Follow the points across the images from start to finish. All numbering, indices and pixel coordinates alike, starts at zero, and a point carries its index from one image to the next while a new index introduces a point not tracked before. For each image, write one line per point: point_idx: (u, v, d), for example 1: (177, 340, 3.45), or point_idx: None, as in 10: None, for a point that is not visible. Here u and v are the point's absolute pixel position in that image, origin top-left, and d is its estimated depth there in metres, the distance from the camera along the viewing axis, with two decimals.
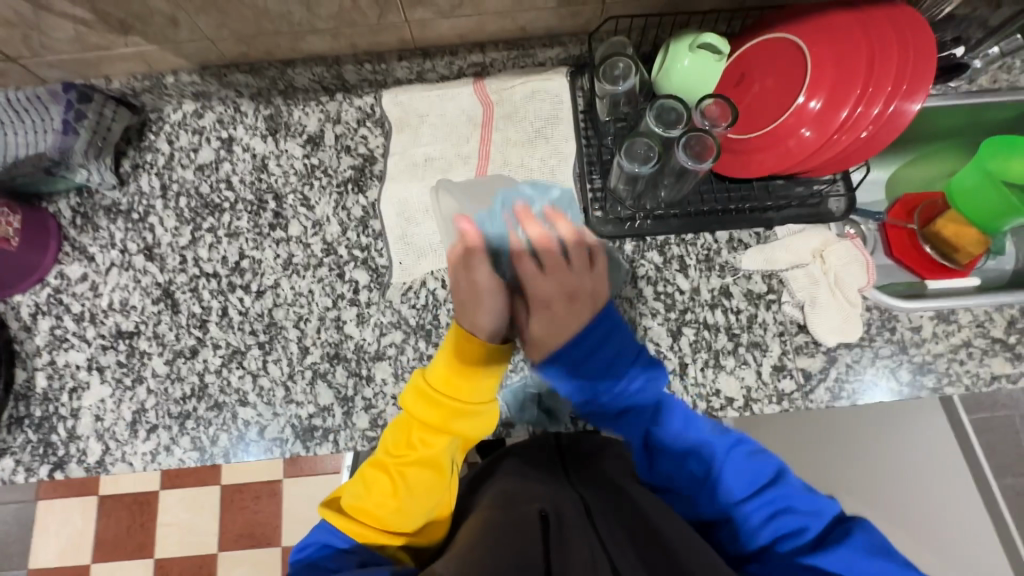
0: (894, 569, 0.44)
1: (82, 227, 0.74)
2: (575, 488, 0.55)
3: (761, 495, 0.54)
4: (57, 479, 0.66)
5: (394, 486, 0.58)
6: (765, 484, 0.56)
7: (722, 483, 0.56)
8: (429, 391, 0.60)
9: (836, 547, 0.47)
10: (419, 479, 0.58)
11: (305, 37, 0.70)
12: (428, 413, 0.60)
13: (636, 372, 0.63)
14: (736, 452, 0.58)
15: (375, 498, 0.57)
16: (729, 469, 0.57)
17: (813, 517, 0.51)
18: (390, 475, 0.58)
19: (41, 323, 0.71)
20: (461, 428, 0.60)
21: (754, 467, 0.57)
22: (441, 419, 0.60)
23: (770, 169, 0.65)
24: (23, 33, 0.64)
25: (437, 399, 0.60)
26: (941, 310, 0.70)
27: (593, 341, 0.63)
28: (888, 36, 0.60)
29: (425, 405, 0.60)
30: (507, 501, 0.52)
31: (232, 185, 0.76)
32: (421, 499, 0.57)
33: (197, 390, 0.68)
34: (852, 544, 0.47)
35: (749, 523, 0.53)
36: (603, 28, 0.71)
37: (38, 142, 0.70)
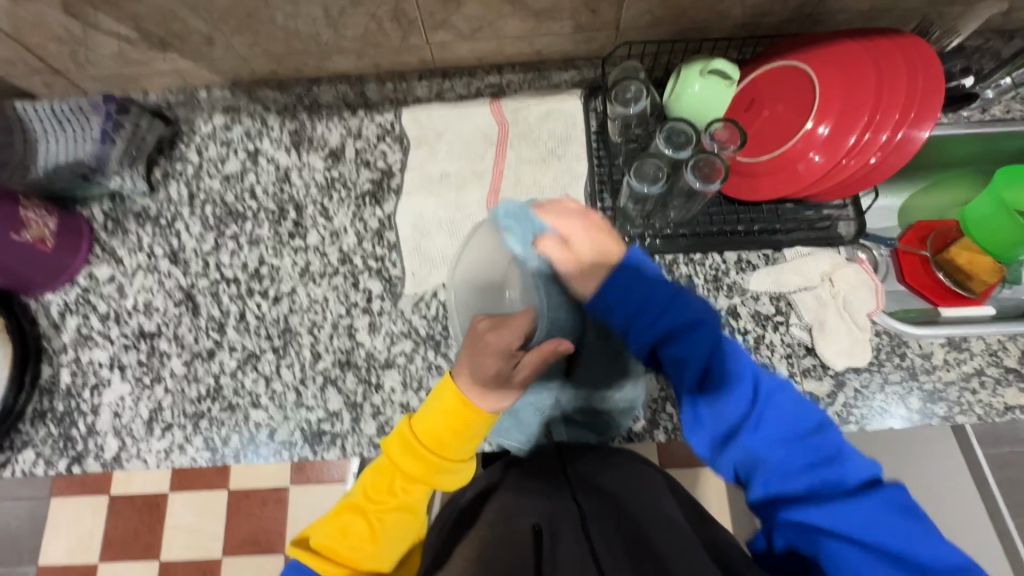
0: (922, 528, 0.43)
1: (113, 230, 0.78)
2: (574, 494, 0.55)
3: (805, 442, 0.50)
4: (75, 473, 0.69)
5: (371, 531, 0.57)
6: (807, 432, 0.51)
7: (763, 431, 0.51)
8: (415, 443, 0.58)
9: (860, 498, 0.45)
10: (395, 527, 0.57)
11: (332, 56, 0.73)
12: (411, 464, 0.58)
13: (687, 329, 0.55)
14: (781, 399, 0.53)
15: (350, 541, 0.56)
16: (770, 429, 0.51)
17: (852, 468, 0.48)
18: (365, 518, 0.58)
19: (69, 321, 0.74)
20: (443, 482, 0.59)
21: (797, 412, 0.52)
22: (426, 472, 0.58)
23: (779, 193, 0.66)
24: (71, 49, 0.68)
25: (421, 451, 0.58)
26: (952, 337, 0.70)
27: (635, 309, 0.57)
28: (896, 64, 0.61)
29: (409, 455, 0.58)
30: (505, 514, 0.53)
31: (255, 195, 0.79)
32: (399, 543, 0.58)
33: (212, 391, 0.70)
34: (884, 501, 0.45)
35: (789, 466, 0.49)
36: (616, 53, 0.74)
37: (77, 150, 0.74)
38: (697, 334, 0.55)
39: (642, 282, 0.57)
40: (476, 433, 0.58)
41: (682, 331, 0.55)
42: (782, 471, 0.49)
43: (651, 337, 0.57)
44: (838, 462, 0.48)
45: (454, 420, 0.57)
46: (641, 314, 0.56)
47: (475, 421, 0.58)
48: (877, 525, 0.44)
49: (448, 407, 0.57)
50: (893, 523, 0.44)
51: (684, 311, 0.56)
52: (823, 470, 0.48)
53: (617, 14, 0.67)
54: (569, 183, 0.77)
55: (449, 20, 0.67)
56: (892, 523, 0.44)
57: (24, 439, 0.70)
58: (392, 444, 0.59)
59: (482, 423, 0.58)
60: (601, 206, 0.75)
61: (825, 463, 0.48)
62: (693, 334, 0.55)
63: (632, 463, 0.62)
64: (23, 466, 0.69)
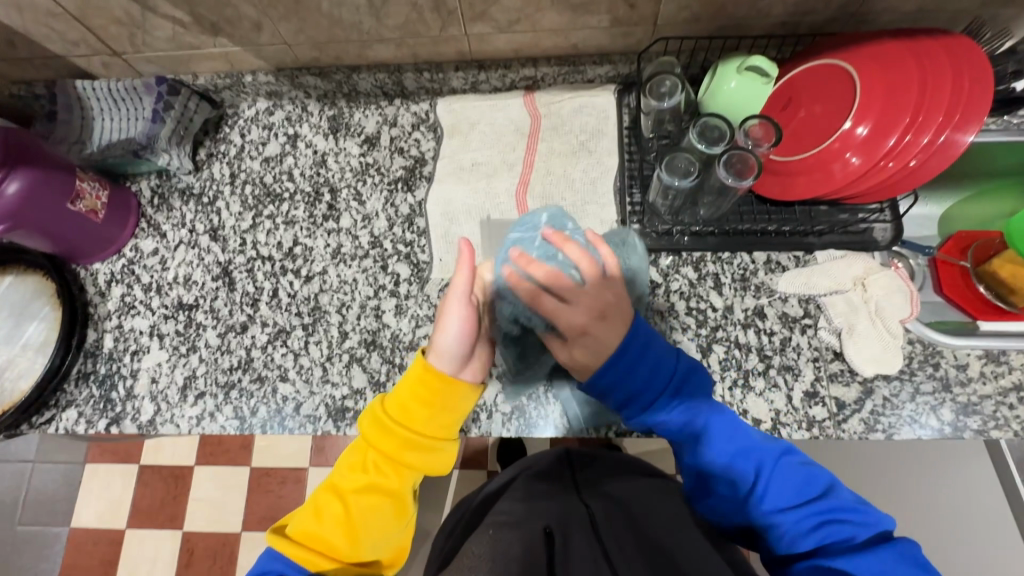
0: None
1: (159, 206, 0.82)
2: (582, 497, 0.62)
3: (810, 505, 0.51)
4: (112, 433, 0.72)
5: (348, 514, 0.58)
6: (813, 493, 0.52)
7: (772, 497, 0.53)
8: (385, 420, 0.60)
9: (874, 556, 0.46)
10: (371, 509, 0.58)
11: (372, 45, 0.75)
12: (383, 440, 0.59)
13: (675, 404, 0.58)
14: (785, 463, 0.55)
15: (327, 524, 0.58)
16: (774, 492, 0.53)
17: (861, 529, 0.49)
18: (342, 500, 0.59)
19: (114, 289, 0.78)
20: (417, 460, 0.59)
21: (804, 474, 0.54)
22: (397, 448, 0.59)
23: (813, 194, 0.66)
24: (130, 31, 0.72)
25: (392, 426, 0.59)
26: (990, 350, 0.67)
27: (634, 381, 0.57)
28: (943, 64, 0.59)
29: (381, 431, 0.60)
30: (524, 510, 0.59)
31: (293, 177, 0.82)
32: (376, 530, 0.58)
33: (243, 363, 0.73)
34: (901, 555, 0.46)
35: (795, 532, 0.51)
36: (653, 48, 0.74)
37: (130, 129, 0.77)
38: (695, 410, 0.58)
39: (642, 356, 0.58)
40: (444, 405, 0.59)
41: (673, 403, 0.58)
42: (794, 532, 0.51)
43: (653, 411, 0.58)
44: (844, 522, 0.50)
45: (419, 391, 0.59)
46: (641, 385, 0.57)
47: (441, 388, 0.59)
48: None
49: (413, 377, 0.60)
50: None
51: (680, 384, 0.59)
52: (833, 529, 0.49)
53: (655, 9, 0.67)
54: (600, 176, 0.77)
55: (488, 12, 0.69)
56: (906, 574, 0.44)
57: (67, 399, 0.73)
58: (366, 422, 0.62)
59: (450, 393, 0.59)
60: (630, 201, 0.75)
61: (832, 521, 0.50)
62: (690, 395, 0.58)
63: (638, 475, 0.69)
64: (65, 424, 0.72)
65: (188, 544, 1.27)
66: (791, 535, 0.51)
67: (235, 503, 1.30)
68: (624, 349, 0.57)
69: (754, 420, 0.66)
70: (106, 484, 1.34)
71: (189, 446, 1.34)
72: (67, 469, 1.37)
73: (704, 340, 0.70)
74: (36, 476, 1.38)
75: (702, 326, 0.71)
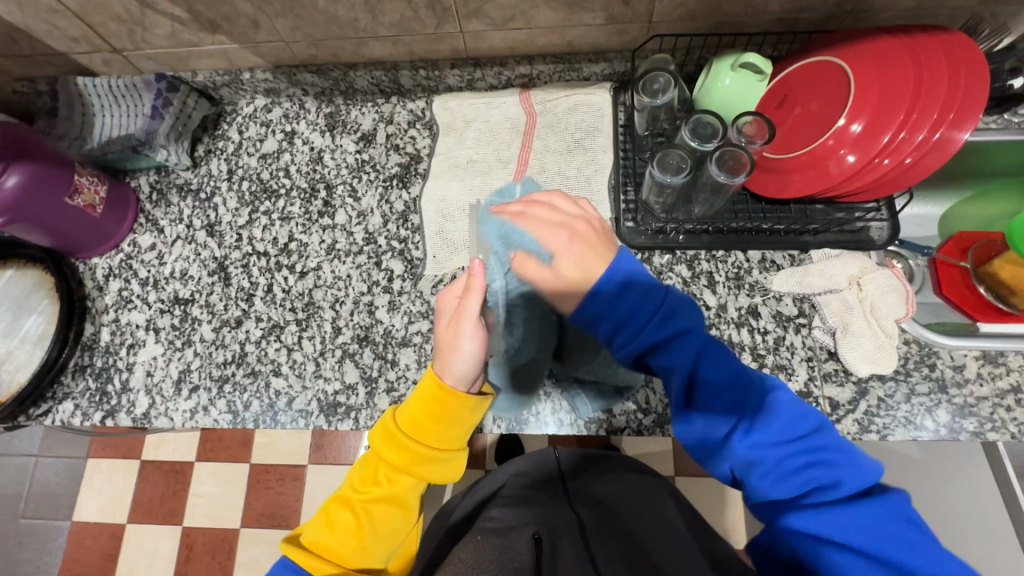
0: (922, 537, 0.42)
1: (157, 202, 0.83)
2: (572, 506, 0.63)
3: (799, 445, 0.46)
4: (107, 426, 0.73)
5: (358, 525, 0.58)
6: (804, 433, 0.47)
7: (759, 434, 0.47)
8: (396, 434, 0.58)
9: (865, 508, 0.43)
10: (384, 520, 0.58)
11: (368, 42, 0.76)
12: (394, 454, 0.59)
13: (661, 329, 0.51)
14: (778, 398, 0.49)
15: (338, 535, 0.58)
16: (764, 430, 0.47)
17: (850, 473, 0.45)
18: (352, 511, 0.59)
19: (112, 284, 0.79)
20: (428, 473, 0.59)
21: (796, 410, 0.48)
22: (409, 463, 0.58)
23: (807, 191, 0.65)
24: (129, 29, 0.73)
25: (404, 441, 0.58)
26: (987, 351, 0.66)
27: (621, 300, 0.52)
28: (938, 61, 0.59)
29: (391, 446, 0.59)
30: (509, 519, 0.58)
31: (289, 174, 0.83)
32: (387, 538, 0.59)
33: (237, 357, 0.74)
34: (889, 509, 0.43)
35: (781, 471, 0.46)
36: (647, 46, 0.74)
37: (129, 125, 0.78)
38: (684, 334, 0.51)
39: (626, 291, 0.52)
40: (456, 418, 0.57)
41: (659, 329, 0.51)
42: (783, 470, 0.45)
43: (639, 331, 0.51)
44: (834, 466, 0.45)
45: (429, 406, 0.57)
46: (628, 306, 0.51)
47: (453, 404, 0.57)
48: (881, 532, 0.42)
49: (424, 392, 0.58)
50: (897, 535, 0.42)
51: (667, 313, 0.51)
52: (818, 475, 0.45)
53: (649, 6, 0.67)
54: (594, 174, 0.77)
55: (483, 9, 0.69)
56: (893, 529, 0.42)
57: (64, 391, 0.74)
58: (376, 435, 0.60)
59: (463, 407, 0.57)
60: (624, 198, 0.75)
61: (821, 462, 0.45)
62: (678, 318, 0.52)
63: (629, 478, 0.69)
64: (61, 417, 0.73)
65: (188, 540, 1.28)
66: (776, 473, 0.46)
67: (234, 499, 1.30)
68: (605, 280, 0.52)
69: None
70: (107, 478, 1.35)
71: (189, 442, 1.35)
72: (70, 463, 1.38)
73: None
74: (40, 469, 1.39)
75: None
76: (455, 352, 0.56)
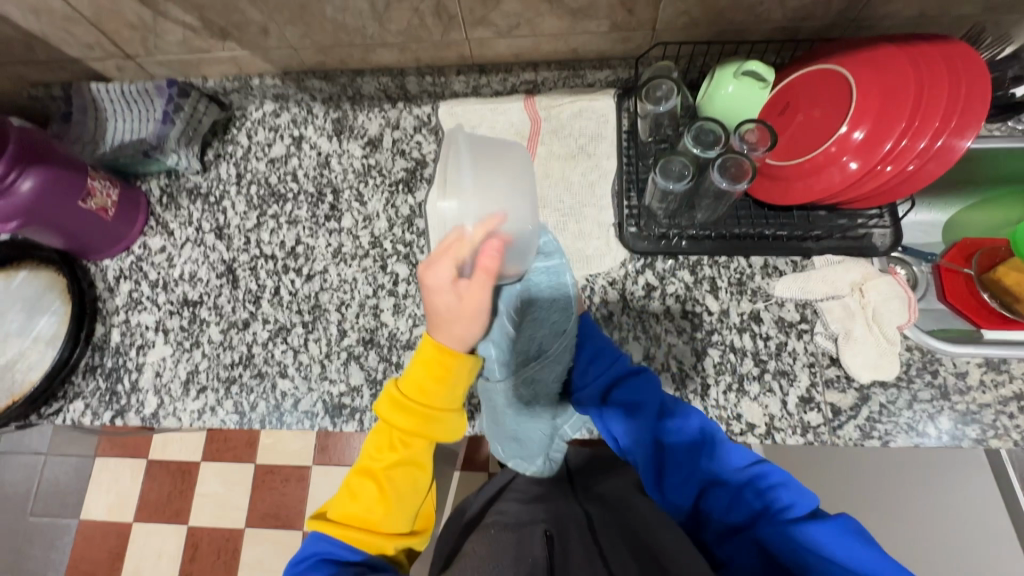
0: (877, 549, 0.42)
1: (167, 205, 0.84)
2: (580, 503, 0.64)
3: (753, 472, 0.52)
4: (117, 425, 0.74)
5: (381, 492, 0.59)
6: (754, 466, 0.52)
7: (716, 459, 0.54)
8: (403, 398, 0.60)
9: (819, 519, 0.45)
10: (405, 481, 0.60)
11: (375, 49, 0.77)
12: (404, 418, 0.60)
13: (629, 376, 0.64)
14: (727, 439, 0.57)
15: (364, 503, 0.59)
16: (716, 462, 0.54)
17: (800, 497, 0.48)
18: (375, 480, 0.60)
19: (123, 285, 0.80)
20: (440, 432, 0.61)
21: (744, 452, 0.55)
22: (419, 425, 0.60)
23: (810, 197, 0.66)
24: (142, 36, 0.74)
25: (410, 403, 0.60)
26: (991, 358, 0.66)
27: (590, 363, 0.68)
28: (940, 70, 0.59)
29: (400, 409, 0.60)
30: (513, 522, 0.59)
31: (297, 178, 0.84)
32: (410, 501, 0.60)
33: (244, 359, 0.75)
34: (841, 525, 0.44)
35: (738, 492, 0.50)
36: (651, 53, 0.74)
37: (141, 129, 0.81)
38: (634, 396, 0.62)
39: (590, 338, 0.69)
40: (458, 374, 0.60)
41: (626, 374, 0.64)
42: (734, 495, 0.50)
43: (599, 390, 0.65)
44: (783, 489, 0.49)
45: (433, 367, 0.59)
46: (592, 369, 0.67)
47: (455, 361, 0.59)
48: (840, 545, 0.43)
49: (426, 355, 0.59)
50: (851, 549, 0.42)
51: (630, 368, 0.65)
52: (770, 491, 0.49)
53: (653, 14, 0.68)
54: (597, 179, 0.78)
55: (488, 17, 0.70)
56: (845, 541, 0.43)
57: (74, 391, 0.75)
58: (383, 404, 0.62)
59: (465, 363, 0.60)
60: (627, 204, 0.76)
61: (770, 488, 0.49)
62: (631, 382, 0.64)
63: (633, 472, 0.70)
64: (72, 416, 0.74)
65: (193, 539, 1.30)
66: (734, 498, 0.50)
67: (240, 499, 1.32)
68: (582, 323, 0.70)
69: (748, 424, 0.66)
70: (115, 477, 1.37)
71: (196, 442, 1.37)
72: (79, 462, 1.40)
73: (699, 344, 0.70)
74: (48, 467, 1.41)
75: (697, 329, 0.71)
76: (472, 325, 0.57)
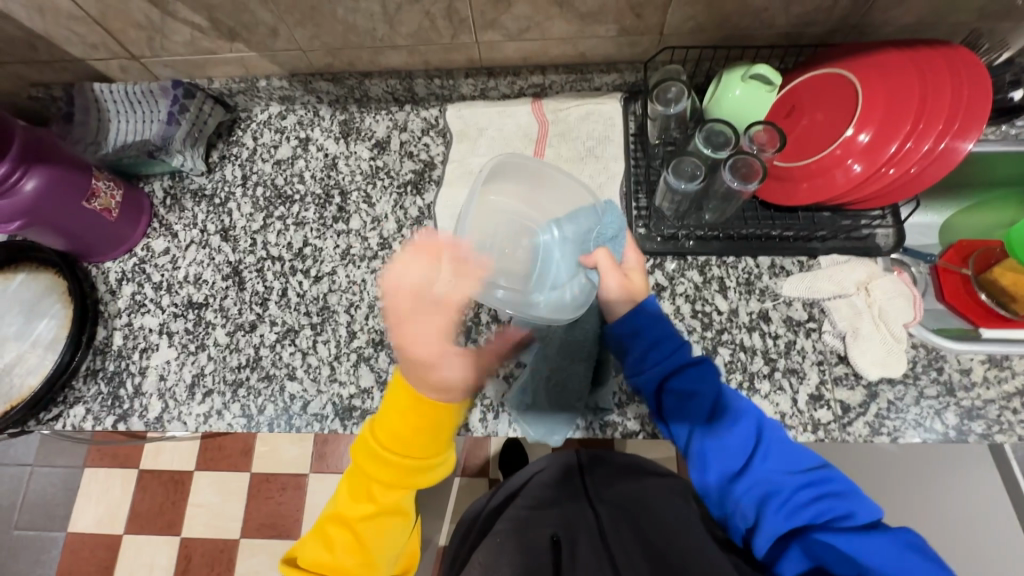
0: (932, 565, 0.44)
1: (171, 207, 0.83)
2: (591, 502, 0.65)
3: (813, 476, 0.52)
4: (119, 430, 0.72)
5: (358, 540, 0.57)
6: (810, 468, 0.53)
7: (773, 460, 0.54)
8: (378, 447, 0.57)
9: (872, 534, 0.47)
10: (382, 529, 0.57)
11: (384, 52, 0.77)
12: (382, 470, 0.57)
13: (688, 364, 0.60)
14: (780, 434, 0.57)
15: (339, 552, 0.57)
16: (781, 459, 0.54)
17: (863, 507, 0.49)
18: (353, 528, 0.57)
19: (125, 288, 0.79)
20: (418, 482, 0.58)
21: (797, 451, 0.55)
22: (402, 477, 0.57)
23: (816, 199, 0.67)
24: (149, 36, 0.73)
25: (386, 457, 0.57)
26: (993, 355, 0.68)
27: (644, 346, 0.61)
28: (942, 74, 0.61)
29: (377, 462, 0.57)
30: (521, 524, 0.60)
31: (304, 180, 0.83)
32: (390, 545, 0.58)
33: (252, 361, 0.74)
34: (899, 540, 0.46)
35: (800, 498, 0.51)
36: (658, 58, 0.76)
37: (145, 131, 0.79)
38: (697, 389, 0.58)
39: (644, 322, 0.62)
40: (439, 427, 0.56)
41: (683, 363, 0.60)
42: (793, 505, 0.50)
43: (656, 376, 0.60)
44: (846, 501, 0.50)
45: (411, 419, 0.55)
46: (648, 353, 0.61)
47: (435, 414, 0.55)
48: (897, 560, 0.44)
49: (403, 406, 0.56)
50: (906, 563, 0.44)
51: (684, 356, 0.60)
52: (835, 501, 0.50)
53: (661, 19, 0.69)
54: (605, 181, 0.79)
55: (499, 20, 0.70)
56: (905, 559, 0.44)
57: (75, 396, 0.74)
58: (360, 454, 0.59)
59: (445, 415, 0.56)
60: (635, 205, 0.77)
61: (832, 497, 0.50)
62: (689, 373, 0.59)
63: (649, 472, 0.71)
64: (73, 421, 0.73)
65: (186, 550, 1.26)
66: (791, 508, 0.50)
67: (235, 509, 1.29)
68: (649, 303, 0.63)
69: None
70: (104, 488, 1.33)
71: (189, 451, 1.34)
72: (67, 473, 1.36)
73: (710, 343, 0.71)
74: (34, 480, 1.36)
75: (708, 328, 0.71)
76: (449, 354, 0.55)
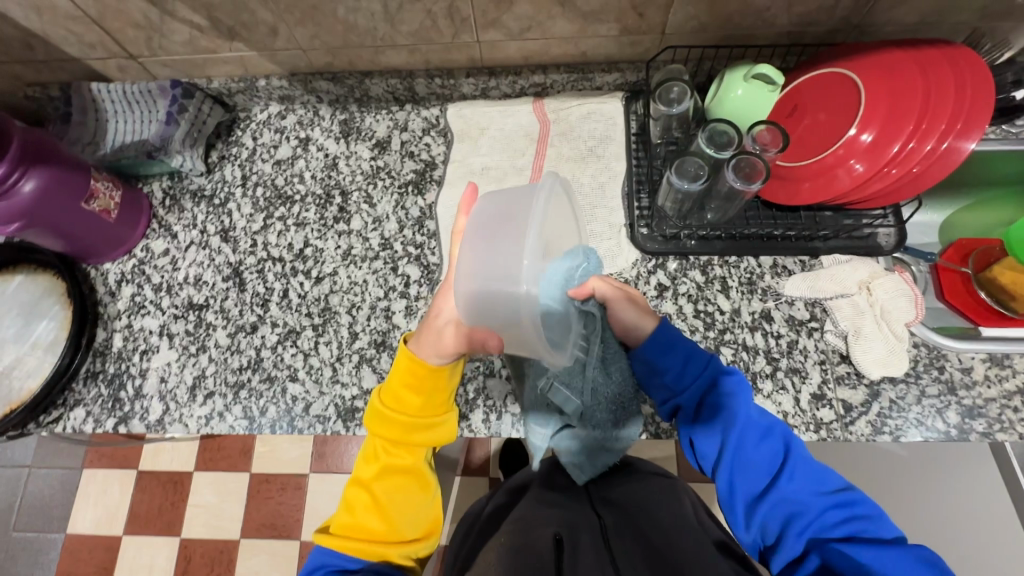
0: None
1: (170, 207, 0.83)
2: (594, 507, 0.64)
3: (839, 497, 0.52)
4: (120, 433, 0.72)
5: (374, 500, 0.58)
6: (836, 490, 0.53)
7: (800, 481, 0.54)
8: (383, 409, 0.61)
9: (892, 551, 0.47)
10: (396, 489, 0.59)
11: (385, 51, 0.76)
12: (388, 430, 0.60)
13: (717, 383, 0.60)
14: (808, 456, 0.56)
15: (360, 514, 0.58)
16: (808, 479, 0.54)
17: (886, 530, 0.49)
18: (368, 490, 0.59)
19: (125, 289, 0.79)
20: (421, 439, 0.60)
21: (824, 471, 0.55)
22: (407, 434, 0.60)
23: (819, 199, 0.67)
24: (147, 35, 0.73)
25: (390, 417, 0.60)
26: (994, 353, 0.68)
27: (678, 363, 0.62)
28: (944, 73, 0.61)
29: (382, 423, 0.60)
30: (524, 524, 0.58)
31: (304, 180, 0.83)
32: (405, 507, 0.58)
33: (253, 363, 0.73)
34: (920, 559, 0.46)
35: (824, 519, 0.51)
36: (660, 57, 0.76)
37: (144, 131, 0.79)
38: (729, 403, 0.59)
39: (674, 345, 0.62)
40: (435, 384, 0.60)
41: (712, 381, 0.61)
42: (818, 526, 0.51)
43: (689, 396, 0.60)
44: (869, 522, 0.50)
45: (407, 375, 0.60)
46: (683, 370, 0.61)
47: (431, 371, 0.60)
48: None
49: (401, 367, 0.61)
50: None
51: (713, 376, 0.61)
52: (859, 523, 0.50)
53: (664, 18, 0.69)
54: (608, 181, 0.78)
55: (500, 19, 0.70)
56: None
57: (75, 398, 0.73)
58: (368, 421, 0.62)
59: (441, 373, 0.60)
60: (637, 205, 0.77)
61: (857, 520, 0.50)
62: (722, 390, 0.60)
63: (652, 478, 0.69)
64: (73, 423, 0.72)
65: (185, 551, 1.26)
66: (814, 527, 0.51)
67: (235, 509, 1.29)
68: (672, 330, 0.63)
69: None
70: (103, 489, 1.33)
71: (189, 451, 1.34)
72: (65, 474, 1.35)
73: (712, 342, 0.71)
74: (31, 482, 1.36)
75: (710, 328, 0.71)
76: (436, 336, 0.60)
